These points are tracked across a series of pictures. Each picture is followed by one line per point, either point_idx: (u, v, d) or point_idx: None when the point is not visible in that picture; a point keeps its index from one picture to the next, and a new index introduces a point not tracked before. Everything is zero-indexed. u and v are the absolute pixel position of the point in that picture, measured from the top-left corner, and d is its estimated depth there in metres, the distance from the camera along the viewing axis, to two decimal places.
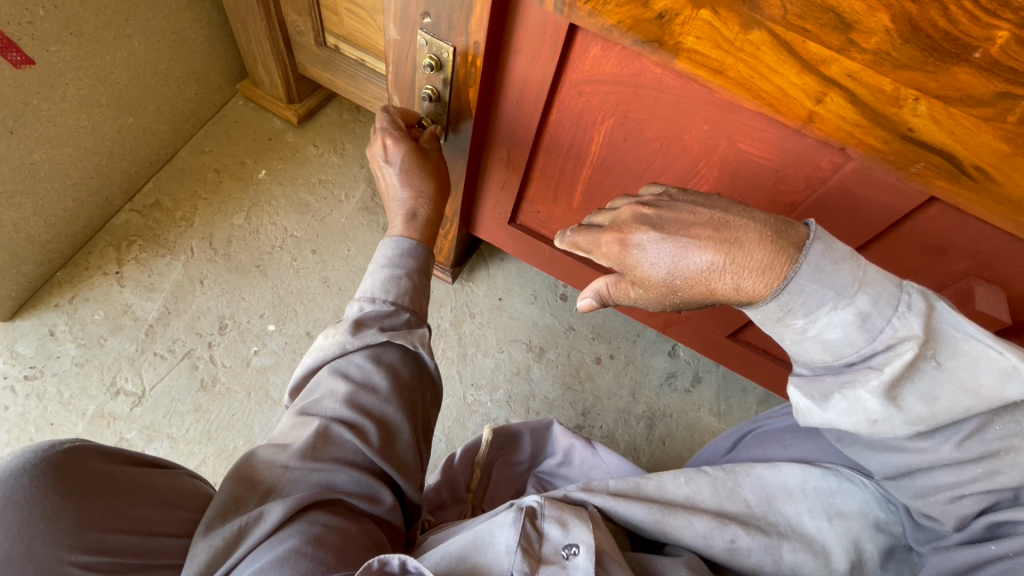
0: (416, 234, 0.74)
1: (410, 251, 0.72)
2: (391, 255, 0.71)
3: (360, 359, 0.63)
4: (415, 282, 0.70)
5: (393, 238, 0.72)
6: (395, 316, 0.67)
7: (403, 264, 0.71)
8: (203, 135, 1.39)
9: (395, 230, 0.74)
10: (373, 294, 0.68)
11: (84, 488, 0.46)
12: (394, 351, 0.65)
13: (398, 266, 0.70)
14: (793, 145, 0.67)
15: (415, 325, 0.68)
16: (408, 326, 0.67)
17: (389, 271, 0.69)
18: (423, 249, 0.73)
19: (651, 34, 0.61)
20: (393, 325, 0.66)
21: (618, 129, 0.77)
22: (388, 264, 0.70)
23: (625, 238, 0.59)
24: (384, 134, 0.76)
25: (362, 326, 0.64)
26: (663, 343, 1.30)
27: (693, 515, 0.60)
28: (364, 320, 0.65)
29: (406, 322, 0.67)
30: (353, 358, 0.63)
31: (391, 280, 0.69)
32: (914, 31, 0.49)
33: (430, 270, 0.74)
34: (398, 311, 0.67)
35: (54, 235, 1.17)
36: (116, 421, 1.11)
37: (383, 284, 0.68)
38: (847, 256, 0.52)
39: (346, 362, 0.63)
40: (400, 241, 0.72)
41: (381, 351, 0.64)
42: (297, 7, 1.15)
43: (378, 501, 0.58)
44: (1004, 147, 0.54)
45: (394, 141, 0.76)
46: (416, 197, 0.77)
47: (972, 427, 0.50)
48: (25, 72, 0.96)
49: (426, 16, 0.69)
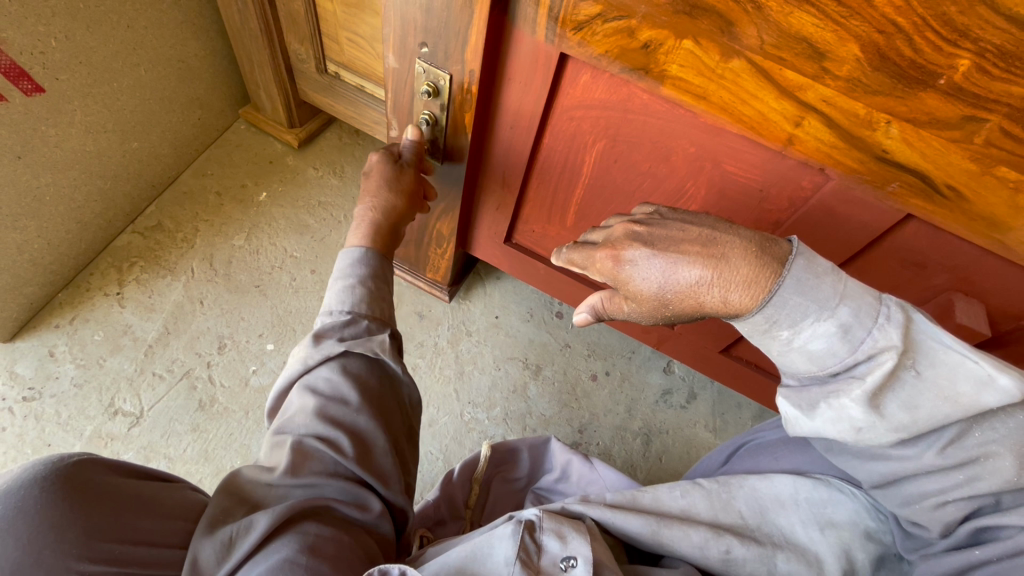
0: (374, 242, 0.76)
1: (362, 259, 0.74)
2: (345, 267, 0.73)
3: (325, 371, 0.65)
4: (370, 288, 0.72)
5: (349, 249, 0.75)
6: (353, 324, 0.69)
7: (356, 272, 0.73)
8: (205, 159, 1.42)
9: (353, 239, 0.77)
10: (331, 307, 0.70)
11: (91, 500, 0.48)
12: (357, 360, 0.67)
13: (352, 276, 0.72)
14: (774, 165, 0.70)
15: (376, 331, 0.70)
16: (369, 333, 0.70)
17: (344, 282, 0.72)
18: (378, 256, 0.75)
19: (637, 63, 0.64)
20: (353, 334, 0.69)
21: (608, 152, 0.80)
22: (343, 275, 0.72)
23: (619, 254, 0.61)
24: (370, 152, 0.82)
25: (322, 338, 0.67)
26: (658, 359, 1.32)
27: (689, 527, 0.62)
28: (323, 332, 0.67)
29: (366, 329, 0.70)
30: (317, 371, 0.65)
31: (347, 289, 0.71)
32: (882, 59, 0.52)
33: (390, 278, 0.76)
34: (356, 319, 0.69)
35: (56, 257, 1.19)
36: (114, 442, 1.12)
37: (340, 295, 0.71)
38: (828, 271, 0.55)
39: (313, 377, 0.65)
40: (354, 251, 0.74)
41: (345, 361, 0.66)
42: (300, 36, 1.19)
43: (367, 508, 0.60)
44: (973, 167, 0.57)
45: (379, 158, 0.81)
46: (375, 208, 0.78)
47: (952, 433, 0.52)
48: (34, 99, 0.99)
49: (425, 45, 0.72)
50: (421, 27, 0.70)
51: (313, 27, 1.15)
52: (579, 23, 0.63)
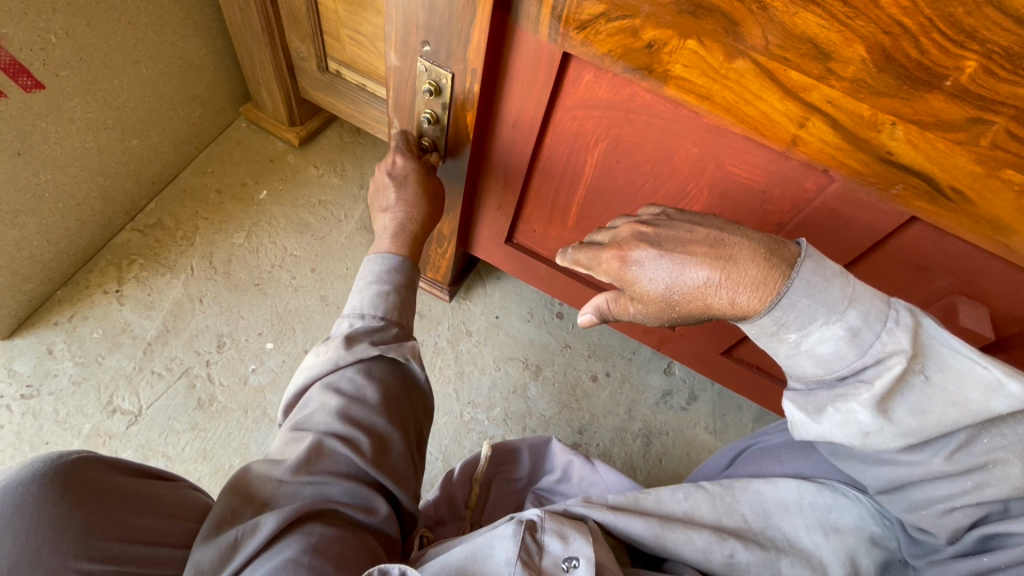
0: (403, 249, 0.76)
1: (396, 267, 0.74)
2: (377, 271, 0.73)
3: (352, 373, 0.65)
4: (401, 296, 0.72)
5: (379, 256, 0.74)
6: (384, 330, 0.69)
7: (389, 279, 0.73)
8: (205, 156, 1.41)
9: (383, 245, 0.77)
10: (362, 310, 0.70)
11: (89, 497, 0.47)
12: (384, 365, 0.67)
13: (385, 282, 0.72)
14: (780, 167, 0.69)
15: (403, 338, 0.70)
16: (397, 340, 0.69)
17: (377, 286, 0.71)
18: (410, 265, 0.76)
19: (641, 63, 0.64)
20: (382, 339, 0.68)
21: (611, 151, 0.79)
22: (375, 279, 0.72)
23: (625, 255, 0.61)
24: (396, 154, 0.81)
25: (354, 341, 0.66)
26: (659, 361, 1.31)
27: (693, 530, 0.61)
28: (354, 335, 0.67)
29: (395, 335, 0.69)
30: (344, 372, 0.65)
31: (379, 295, 0.71)
32: (888, 61, 0.52)
33: (415, 286, 0.76)
34: (387, 325, 0.69)
35: (55, 254, 1.19)
36: (112, 440, 1.11)
37: (370, 300, 0.70)
38: (836, 274, 0.54)
39: (337, 377, 0.65)
40: (386, 258, 0.74)
41: (372, 365, 0.66)
42: (301, 35, 1.19)
43: (373, 511, 0.59)
44: (978, 169, 0.56)
45: (404, 159, 0.81)
46: (407, 213, 0.79)
47: (960, 439, 0.52)
48: (34, 96, 0.98)
49: (427, 44, 0.72)
50: (423, 26, 0.70)
51: (314, 26, 1.15)
52: (582, 21, 0.63)
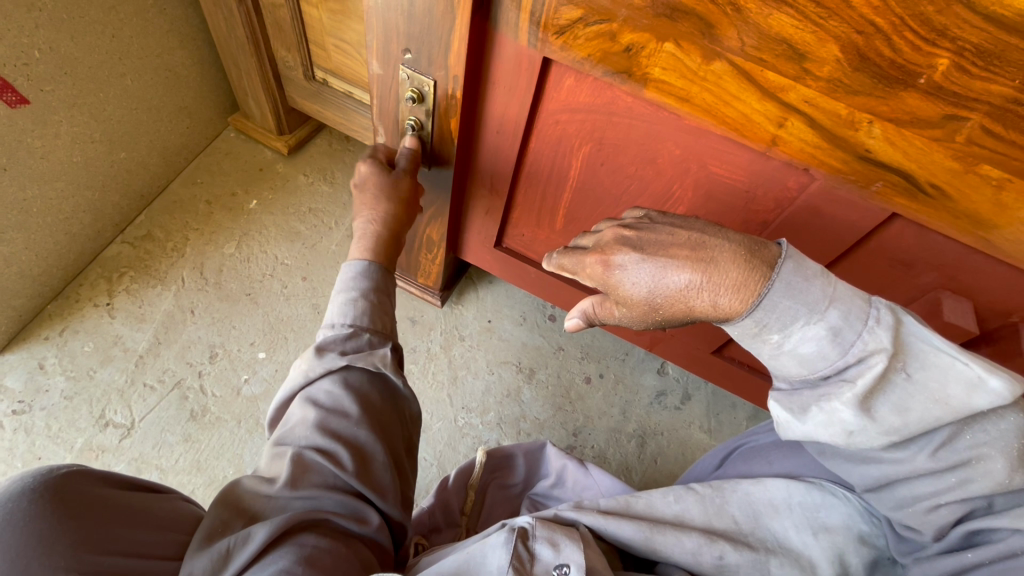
0: (379, 255, 0.76)
1: (365, 271, 0.74)
2: (347, 279, 0.73)
3: (327, 384, 0.65)
4: (373, 300, 0.72)
5: (353, 262, 0.74)
6: (355, 338, 0.69)
7: (359, 285, 0.72)
8: (194, 167, 1.41)
9: (356, 252, 0.77)
10: (333, 320, 0.69)
11: (79, 512, 0.47)
12: (359, 374, 0.67)
13: (354, 288, 0.72)
14: (761, 168, 0.70)
15: (379, 344, 0.70)
16: (371, 347, 0.69)
17: (346, 294, 0.71)
18: (382, 269, 0.75)
19: (620, 66, 0.64)
20: (354, 347, 0.68)
21: (595, 154, 0.80)
22: (345, 287, 0.72)
23: (608, 259, 0.61)
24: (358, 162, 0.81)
25: (324, 351, 0.67)
26: (652, 361, 1.32)
27: (682, 533, 0.61)
28: (325, 346, 0.67)
29: (369, 342, 0.69)
30: (318, 384, 0.65)
31: (349, 302, 0.71)
32: (862, 60, 0.52)
33: (391, 289, 0.76)
34: (358, 332, 0.69)
35: (45, 269, 1.19)
36: (105, 454, 1.11)
37: (341, 308, 0.70)
38: (817, 273, 0.55)
39: (314, 389, 0.65)
40: (357, 264, 0.74)
41: (346, 374, 0.66)
42: (287, 43, 1.19)
43: (367, 521, 0.60)
44: (956, 165, 0.57)
45: (366, 165, 0.80)
46: (373, 217, 0.78)
47: (943, 436, 0.52)
48: (19, 111, 0.98)
49: (408, 52, 0.72)
50: (404, 34, 0.70)
51: (300, 35, 1.15)
52: (561, 27, 0.63)
